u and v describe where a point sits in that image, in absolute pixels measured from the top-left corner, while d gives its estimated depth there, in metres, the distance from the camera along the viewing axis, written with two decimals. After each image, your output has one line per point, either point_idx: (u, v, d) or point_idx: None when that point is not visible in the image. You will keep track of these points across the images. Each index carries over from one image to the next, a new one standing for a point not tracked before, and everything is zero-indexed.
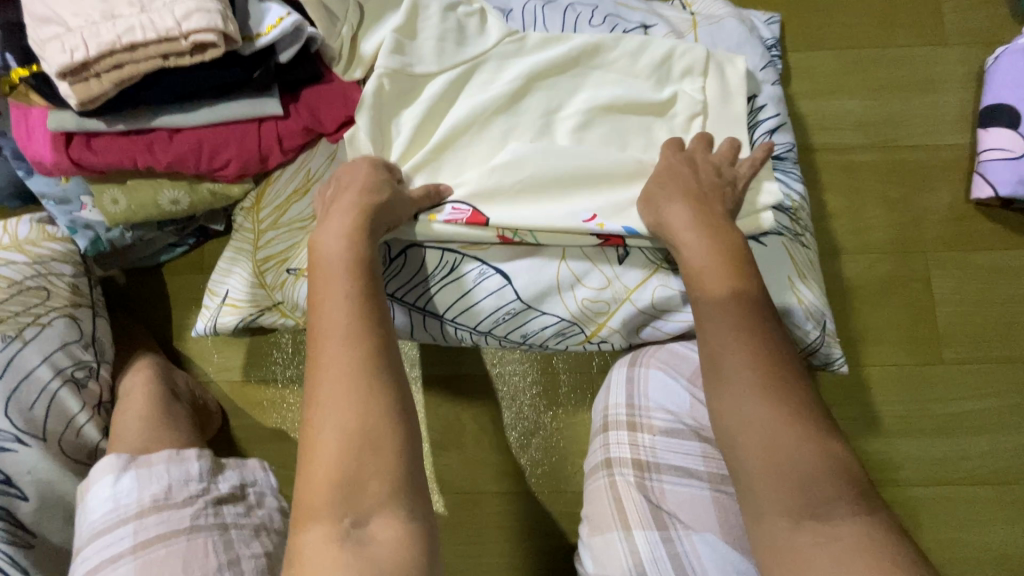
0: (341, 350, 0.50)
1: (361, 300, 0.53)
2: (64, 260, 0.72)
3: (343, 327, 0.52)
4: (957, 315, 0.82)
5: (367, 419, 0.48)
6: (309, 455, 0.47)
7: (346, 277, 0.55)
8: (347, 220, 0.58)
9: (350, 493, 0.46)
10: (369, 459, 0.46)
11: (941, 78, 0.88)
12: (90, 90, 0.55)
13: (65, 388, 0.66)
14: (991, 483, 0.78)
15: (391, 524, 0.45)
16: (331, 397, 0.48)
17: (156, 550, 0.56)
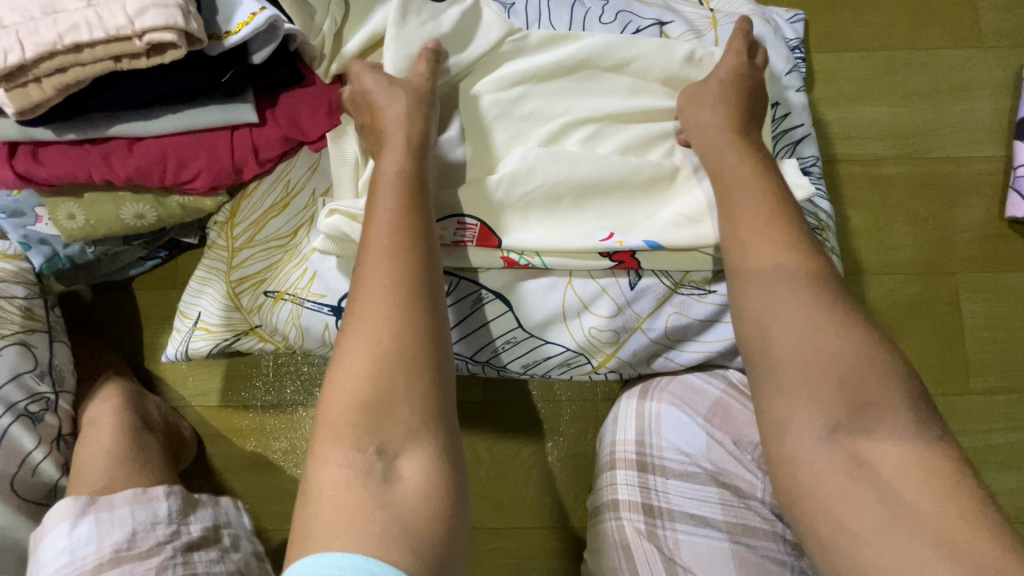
0: (389, 270, 0.46)
1: (419, 225, 0.50)
2: (16, 280, 0.65)
3: (395, 246, 0.48)
4: (987, 342, 0.76)
5: (404, 341, 0.43)
6: (341, 376, 0.43)
7: (400, 197, 0.51)
8: (395, 148, 0.54)
9: (377, 418, 0.41)
10: (406, 390, 0.42)
11: (975, 84, 0.82)
12: (30, 96, 0.47)
13: (18, 423, 0.59)
14: (1018, 520, 0.73)
15: (419, 463, 0.40)
16: (371, 318, 0.44)
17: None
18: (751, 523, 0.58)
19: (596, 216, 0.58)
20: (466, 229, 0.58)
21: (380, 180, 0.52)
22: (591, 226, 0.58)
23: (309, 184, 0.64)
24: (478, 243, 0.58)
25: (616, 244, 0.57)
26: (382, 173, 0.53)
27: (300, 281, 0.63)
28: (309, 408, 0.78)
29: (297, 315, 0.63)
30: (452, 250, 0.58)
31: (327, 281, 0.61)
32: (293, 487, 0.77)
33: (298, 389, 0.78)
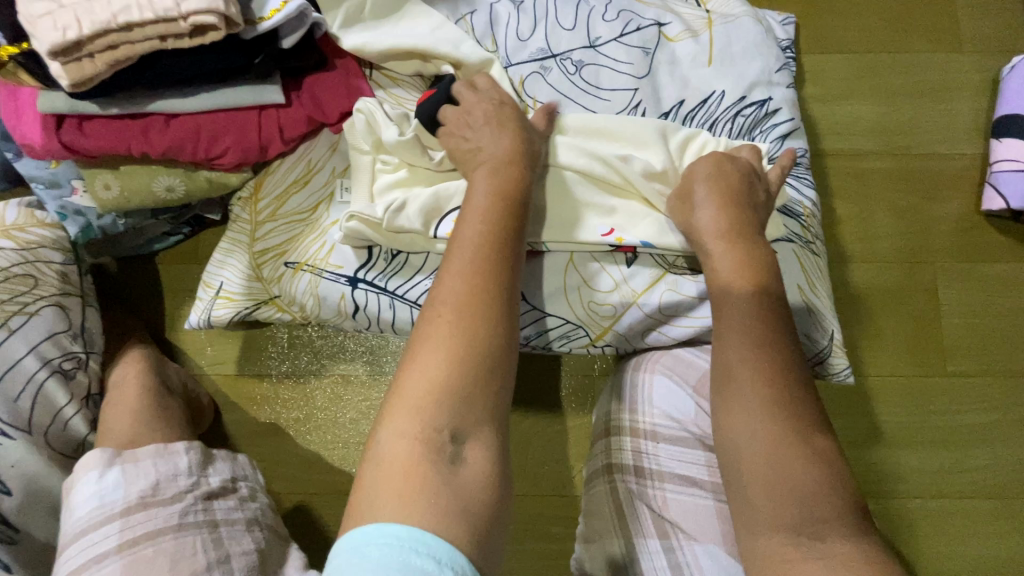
0: (477, 273, 0.48)
1: (506, 238, 0.52)
2: (53, 246, 0.69)
3: (482, 249, 0.50)
4: (964, 327, 0.81)
5: (488, 336, 0.45)
6: (417, 363, 0.43)
7: (492, 213, 0.53)
8: (499, 168, 0.57)
9: (455, 403, 0.42)
10: (478, 390, 0.43)
11: (954, 86, 0.87)
12: (83, 71, 0.52)
13: (52, 378, 0.63)
14: (991, 495, 0.78)
15: (482, 454, 0.41)
16: (452, 311, 0.45)
17: (144, 548, 0.52)
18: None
19: (596, 213, 0.63)
20: None
21: (473, 199, 0.55)
22: (592, 221, 0.63)
23: (328, 163, 0.68)
24: None
25: (616, 239, 0.62)
26: (473, 194, 0.55)
27: (319, 253, 0.67)
28: (322, 378, 0.82)
29: (315, 284, 0.67)
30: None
31: (344, 253, 0.66)
32: (304, 453, 0.81)
33: (311, 360, 0.82)
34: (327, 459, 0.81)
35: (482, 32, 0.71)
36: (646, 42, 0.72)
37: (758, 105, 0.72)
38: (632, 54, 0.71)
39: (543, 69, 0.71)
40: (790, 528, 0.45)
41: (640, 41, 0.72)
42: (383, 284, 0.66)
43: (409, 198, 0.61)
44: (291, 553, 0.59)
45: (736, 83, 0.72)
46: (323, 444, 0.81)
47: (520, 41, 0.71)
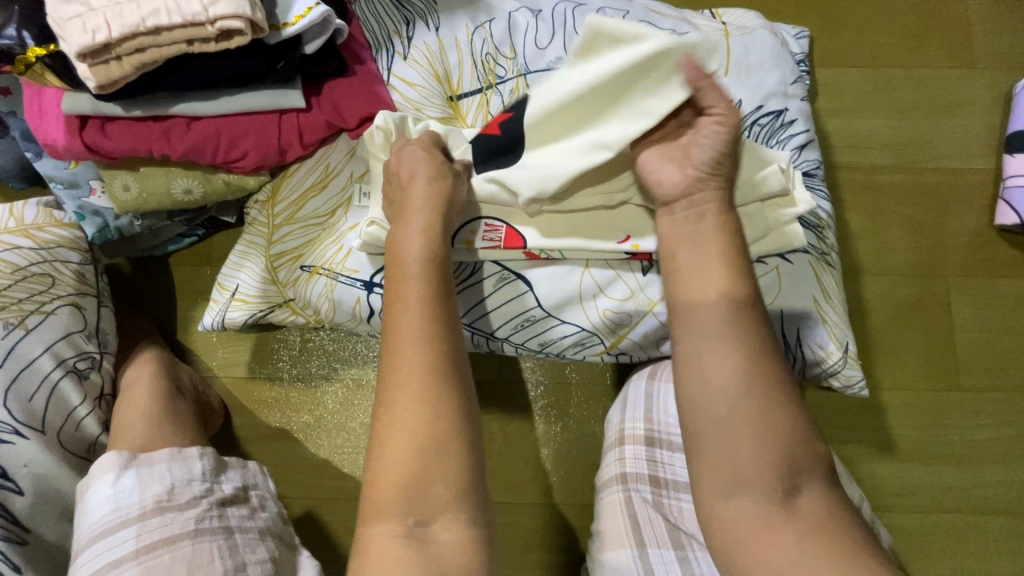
0: (412, 341, 0.46)
1: (436, 294, 0.49)
2: (71, 247, 0.70)
3: (417, 315, 0.48)
4: (976, 342, 0.81)
5: (436, 417, 0.44)
6: (377, 454, 0.44)
7: (422, 270, 0.51)
8: (426, 219, 0.54)
9: (415, 493, 0.42)
10: (441, 469, 0.43)
11: (968, 101, 0.87)
12: (110, 73, 0.53)
13: (67, 379, 0.63)
14: (1004, 512, 0.77)
15: (455, 528, 0.42)
16: (398, 395, 0.45)
17: (160, 556, 0.52)
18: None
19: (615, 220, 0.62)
20: (493, 232, 0.63)
21: (404, 252, 0.52)
22: (610, 229, 0.62)
23: (347, 167, 0.69)
24: (507, 244, 0.63)
25: (632, 248, 0.62)
26: (403, 246, 0.53)
27: (335, 257, 0.67)
28: (333, 383, 0.82)
29: (331, 289, 0.67)
30: (485, 251, 0.64)
31: (360, 258, 0.66)
32: (313, 458, 0.80)
33: (322, 364, 0.82)
34: (336, 463, 0.80)
35: (501, 39, 0.72)
36: None
37: (774, 116, 0.73)
38: None
39: None
40: (765, 492, 0.45)
41: None
42: None
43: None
44: (303, 560, 0.59)
45: (753, 94, 0.73)
46: (332, 449, 0.81)
47: (538, 49, 0.72)
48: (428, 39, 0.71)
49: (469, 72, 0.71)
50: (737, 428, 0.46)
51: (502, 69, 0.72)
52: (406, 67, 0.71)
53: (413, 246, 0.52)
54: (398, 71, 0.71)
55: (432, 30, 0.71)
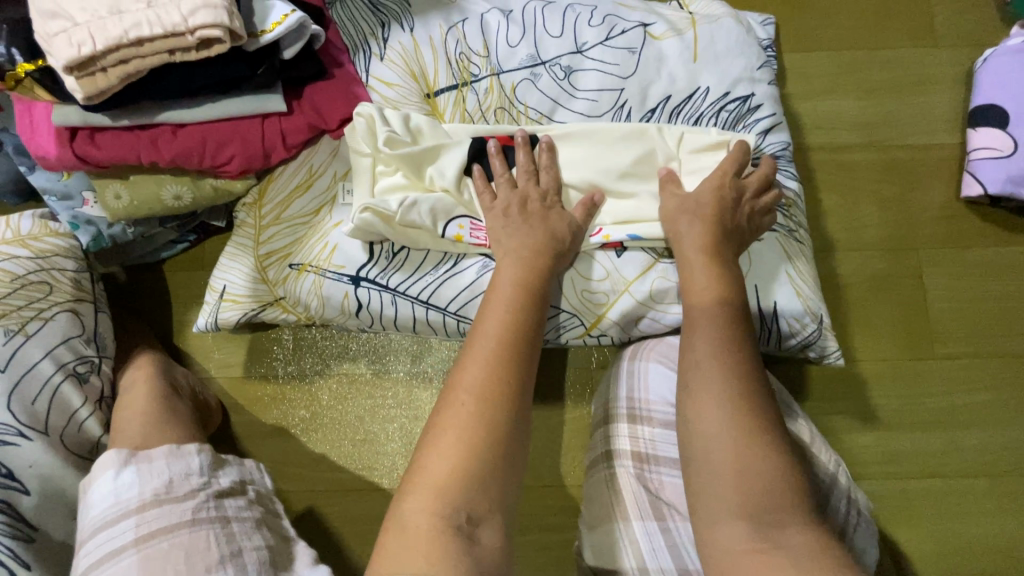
0: (491, 361, 0.53)
1: (529, 326, 0.56)
2: (67, 255, 0.72)
3: (501, 340, 0.54)
4: (949, 311, 0.83)
5: (504, 429, 0.49)
6: (436, 447, 0.48)
7: (515, 303, 0.58)
8: (524, 260, 0.62)
9: (473, 490, 0.46)
10: (495, 472, 0.47)
11: (932, 79, 0.90)
12: (97, 84, 0.55)
13: (68, 382, 0.66)
14: (983, 475, 0.80)
15: (495, 534, 0.46)
16: (468, 399, 0.50)
17: (158, 544, 0.54)
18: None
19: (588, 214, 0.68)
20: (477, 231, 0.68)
21: (501, 284, 0.60)
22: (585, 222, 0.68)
23: (330, 168, 0.72)
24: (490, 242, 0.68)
25: (604, 238, 0.67)
26: (498, 282, 0.60)
27: (322, 254, 0.70)
28: (327, 378, 0.84)
29: (319, 285, 0.70)
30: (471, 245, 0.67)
31: (347, 253, 0.69)
32: (311, 452, 0.83)
33: (315, 361, 0.85)
34: (333, 456, 0.83)
35: (474, 39, 0.75)
36: (632, 44, 0.75)
37: (740, 102, 0.75)
38: (618, 55, 0.75)
39: (534, 74, 0.74)
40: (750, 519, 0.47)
41: (625, 44, 0.75)
42: (385, 282, 0.69)
43: (420, 196, 0.65)
44: (300, 549, 0.60)
45: (719, 80, 0.75)
46: (328, 443, 0.83)
47: (510, 47, 0.75)
48: (404, 41, 0.74)
49: (444, 70, 0.74)
50: (721, 460, 0.50)
51: (476, 67, 0.75)
52: (383, 68, 0.74)
53: (508, 283, 0.59)
54: (376, 72, 0.74)
55: (407, 31, 0.74)
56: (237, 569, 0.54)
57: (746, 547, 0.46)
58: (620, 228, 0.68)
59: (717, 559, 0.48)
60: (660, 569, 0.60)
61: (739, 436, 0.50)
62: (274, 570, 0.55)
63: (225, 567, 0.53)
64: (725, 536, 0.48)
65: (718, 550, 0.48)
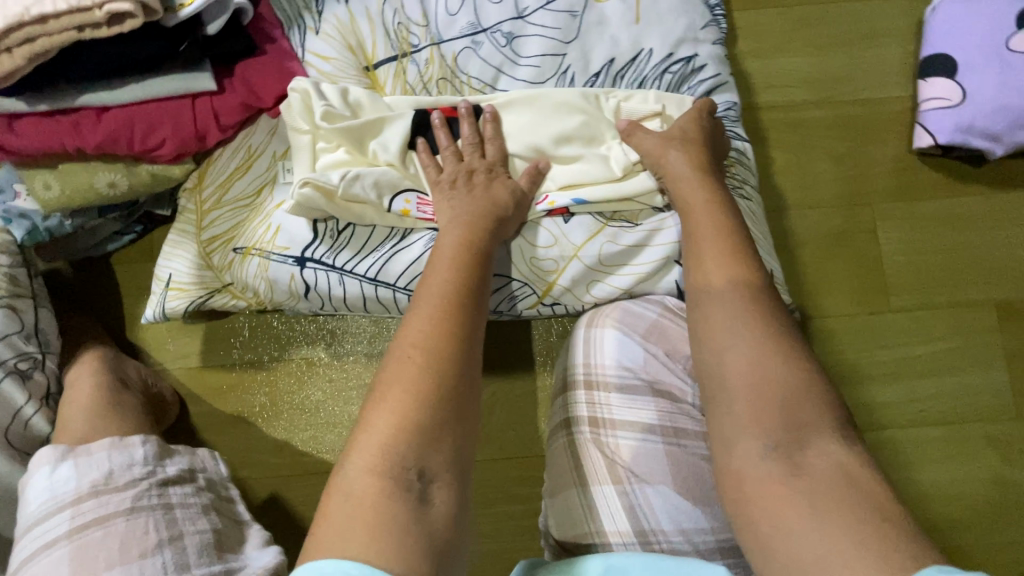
0: (438, 316, 0.51)
1: (473, 282, 0.55)
2: (0, 250, 0.68)
3: (448, 296, 0.53)
4: (903, 265, 0.84)
5: (453, 383, 0.47)
6: (381, 403, 0.46)
7: (460, 265, 0.56)
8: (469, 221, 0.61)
9: (421, 448, 0.44)
10: (448, 428, 0.45)
11: (882, 33, 0.89)
12: (3, 66, 0.53)
13: (8, 379, 0.64)
14: (937, 423, 0.81)
15: (448, 495, 0.44)
16: (414, 352, 0.48)
17: (93, 533, 0.53)
18: (687, 429, 0.64)
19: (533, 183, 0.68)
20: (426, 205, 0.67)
21: (443, 246, 0.59)
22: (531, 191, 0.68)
23: (268, 147, 0.70)
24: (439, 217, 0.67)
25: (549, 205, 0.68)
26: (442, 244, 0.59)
27: (266, 235, 0.68)
28: (286, 364, 0.83)
29: (264, 268, 0.68)
30: (417, 220, 0.67)
31: (290, 233, 0.68)
32: (273, 439, 0.82)
33: (273, 348, 0.83)
34: (295, 442, 0.82)
35: (412, 7, 0.73)
36: (573, 5, 0.73)
37: (685, 62, 0.74)
38: (559, 19, 0.73)
39: (474, 42, 0.72)
40: (772, 442, 0.46)
41: (567, 7, 0.73)
42: (332, 261, 0.68)
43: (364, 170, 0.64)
44: (246, 538, 0.59)
45: (664, 40, 0.74)
46: (290, 430, 0.82)
47: (449, 15, 0.73)
48: (339, 13, 0.72)
49: (382, 41, 0.72)
50: (743, 390, 0.49)
51: (416, 37, 0.73)
52: (318, 41, 0.71)
53: (450, 245, 0.59)
54: (311, 46, 0.71)
55: (341, 2, 0.72)
56: (176, 551, 0.53)
57: (768, 474, 0.45)
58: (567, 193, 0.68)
59: (733, 487, 0.47)
60: (618, 533, 0.61)
61: (765, 361, 0.49)
62: (216, 552, 0.55)
63: (163, 550, 0.53)
64: (749, 460, 0.47)
65: (738, 477, 0.47)
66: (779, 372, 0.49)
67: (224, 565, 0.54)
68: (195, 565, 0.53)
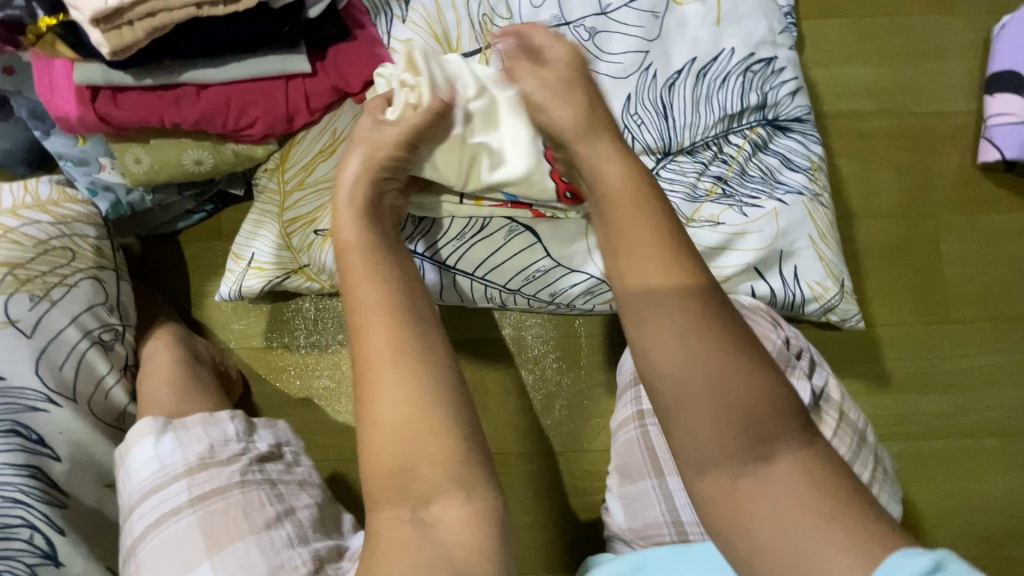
0: (388, 334, 0.44)
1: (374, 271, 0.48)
2: (88, 222, 0.70)
3: (391, 295, 0.46)
4: (963, 276, 0.85)
5: (419, 394, 0.42)
6: (370, 436, 0.42)
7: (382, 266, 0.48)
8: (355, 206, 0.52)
9: (409, 474, 0.41)
10: (434, 448, 0.41)
11: (948, 47, 0.90)
12: (124, 39, 0.54)
13: (94, 349, 0.65)
14: (992, 434, 0.82)
15: (457, 510, 0.40)
16: (376, 387, 0.42)
17: (214, 503, 0.54)
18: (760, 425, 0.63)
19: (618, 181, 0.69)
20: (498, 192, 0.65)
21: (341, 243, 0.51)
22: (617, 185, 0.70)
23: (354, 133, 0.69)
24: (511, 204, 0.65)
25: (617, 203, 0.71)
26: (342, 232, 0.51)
27: None
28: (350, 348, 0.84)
29: None
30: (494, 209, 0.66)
31: None
32: (334, 421, 0.83)
33: (338, 331, 0.84)
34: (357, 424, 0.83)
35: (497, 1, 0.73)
36: (656, 5, 0.74)
37: (765, 64, 0.75)
38: (643, 18, 0.74)
39: None
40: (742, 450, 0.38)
41: (650, 7, 0.74)
42: (414, 248, 0.70)
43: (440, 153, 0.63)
44: (342, 515, 0.62)
45: (744, 42, 0.75)
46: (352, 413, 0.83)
47: (533, 9, 0.74)
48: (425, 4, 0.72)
49: (468, 32, 0.73)
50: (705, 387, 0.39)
51: (500, 30, 0.73)
52: (405, 29, 0.72)
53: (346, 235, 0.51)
54: (397, 33, 0.72)
55: None
56: (294, 524, 0.55)
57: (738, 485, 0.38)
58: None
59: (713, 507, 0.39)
60: (697, 521, 0.63)
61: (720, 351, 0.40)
62: (326, 528, 0.57)
63: (283, 524, 0.55)
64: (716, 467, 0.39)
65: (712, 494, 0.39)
66: (692, 379, 0.40)
67: (335, 539, 0.57)
68: (313, 538, 0.55)
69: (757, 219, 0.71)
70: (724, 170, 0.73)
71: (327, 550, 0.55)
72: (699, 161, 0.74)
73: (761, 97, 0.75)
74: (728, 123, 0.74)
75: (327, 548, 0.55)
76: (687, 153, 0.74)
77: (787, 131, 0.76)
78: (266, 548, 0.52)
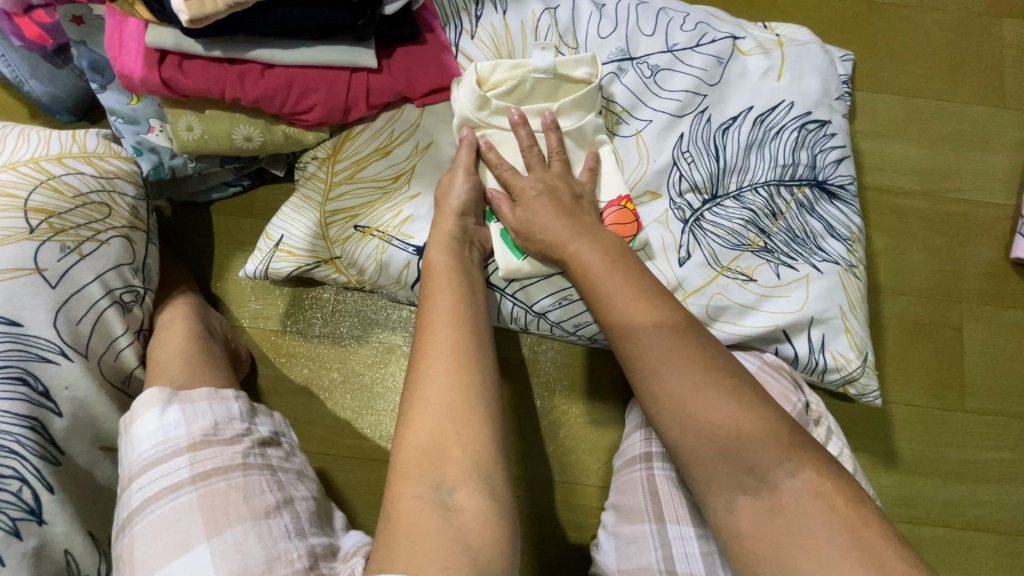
0: (450, 372, 0.53)
1: (471, 323, 0.58)
2: (128, 179, 0.70)
3: (458, 340, 0.56)
4: (984, 366, 0.84)
5: (463, 438, 0.50)
6: (404, 461, 0.49)
7: (457, 301, 0.59)
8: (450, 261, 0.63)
9: (448, 499, 0.47)
10: (469, 458, 0.49)
11: (994, 139, 0.91)
12: (204, 8, 0.54)
13: (113, 308, 0.64)
14: (993, 530, 0.81)
15: (476, 515, 0.47)
16: (431, 414, 0.51)
17: (215, 483, 0.53)
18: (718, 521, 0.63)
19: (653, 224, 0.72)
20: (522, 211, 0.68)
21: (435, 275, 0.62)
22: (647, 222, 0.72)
23: (411, 137, 0.70)
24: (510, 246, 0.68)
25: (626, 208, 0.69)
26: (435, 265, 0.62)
27: (393, 221, 0.70)
28: (363, 344, 0.83)
29: (382, 250, 0.69)
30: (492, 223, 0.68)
31: (417, 225, 0.69)
32: (336, 415, 0.82)
33: (354, 326, 0.84)
34: (359, 422, 0.82)
35: (566, 25, 0.74)
36: (721, 53, 0.75)
37: (820, 125, 0.76)
38: (706, 63, 0.74)
39: (619, 70, 0.74)
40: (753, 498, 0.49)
41: (715, 53, 0.75)
42: None
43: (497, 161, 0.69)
44: (336, 514, 0.61)
45: (804, 99, 0.76)
46: (355, 410, 0.82)
47: (599, 40, 0.74)
48: (495, 23, 0.73)
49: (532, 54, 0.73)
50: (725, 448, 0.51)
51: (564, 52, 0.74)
52: (473, 45, 0.72)
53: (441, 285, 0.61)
54: (465, 47, 0.72)
55: (499, 12, 0.73)
56: (293, 514, 0.54)
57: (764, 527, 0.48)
58: (671, 224, 0.72)
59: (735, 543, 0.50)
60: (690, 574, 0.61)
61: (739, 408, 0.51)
62: (322, 523, 0.56)
63: (282, 513, 0.53)
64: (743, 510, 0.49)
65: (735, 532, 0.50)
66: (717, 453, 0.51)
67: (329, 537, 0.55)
68: (310, 532, 0.54)
69: (789, 283, 0.71)
70: (769, 223, 0.73)
71: (322, 548, 0.53)
72: (748, 208, 0.73)
73: (811, 157, 0.75)
74: (779, 173, 0.74)
75: (322, 545, 0.53)
76: (733, 198, 0.73)
77: (833, 197, 0.76)
78: (265, 536, 0.51)
